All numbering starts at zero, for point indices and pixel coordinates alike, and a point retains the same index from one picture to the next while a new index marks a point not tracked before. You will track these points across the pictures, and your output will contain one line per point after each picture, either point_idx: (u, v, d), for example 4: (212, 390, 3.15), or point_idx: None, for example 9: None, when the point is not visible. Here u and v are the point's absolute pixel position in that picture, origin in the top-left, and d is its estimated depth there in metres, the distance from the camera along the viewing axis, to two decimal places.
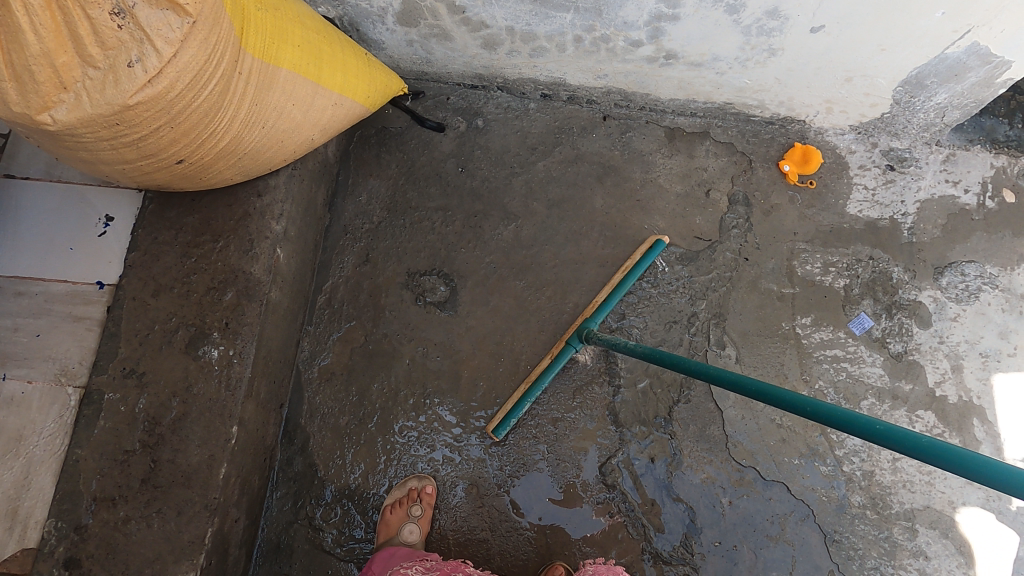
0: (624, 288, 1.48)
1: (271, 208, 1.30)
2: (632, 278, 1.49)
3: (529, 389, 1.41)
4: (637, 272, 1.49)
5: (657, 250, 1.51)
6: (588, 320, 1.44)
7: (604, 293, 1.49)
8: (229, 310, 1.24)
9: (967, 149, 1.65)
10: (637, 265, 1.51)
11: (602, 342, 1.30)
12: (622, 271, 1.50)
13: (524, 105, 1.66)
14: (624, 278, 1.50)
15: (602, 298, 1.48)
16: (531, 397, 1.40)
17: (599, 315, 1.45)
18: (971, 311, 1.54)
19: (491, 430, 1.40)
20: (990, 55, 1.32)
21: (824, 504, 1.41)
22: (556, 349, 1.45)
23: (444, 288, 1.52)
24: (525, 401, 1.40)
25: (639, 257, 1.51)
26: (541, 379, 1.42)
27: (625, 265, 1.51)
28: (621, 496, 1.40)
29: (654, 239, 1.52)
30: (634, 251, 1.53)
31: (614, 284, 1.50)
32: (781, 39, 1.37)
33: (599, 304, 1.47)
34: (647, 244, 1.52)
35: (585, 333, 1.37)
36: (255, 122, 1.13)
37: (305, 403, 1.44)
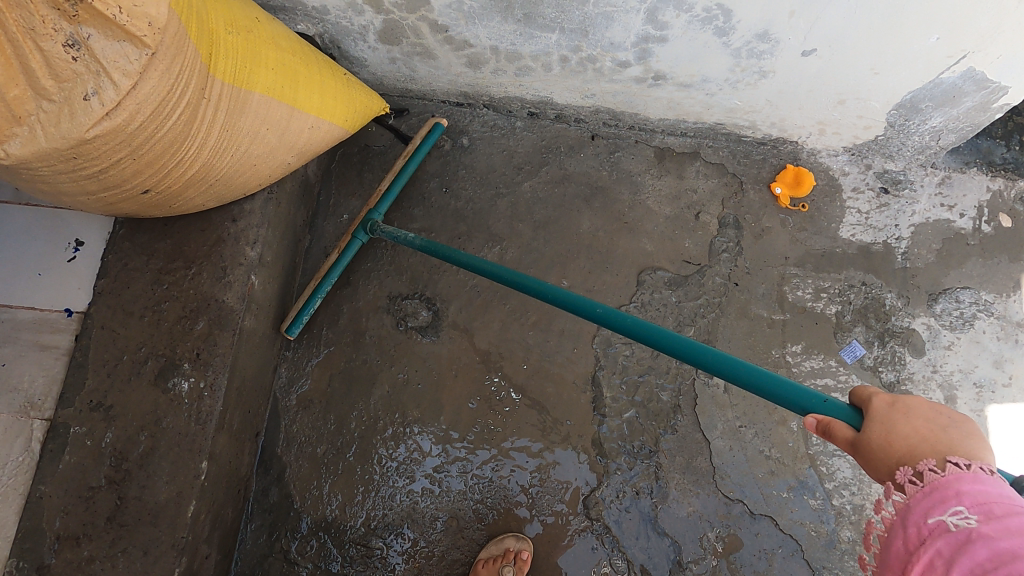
0: (406, 174, 1.47)
1: (245, 234, 1.26)
2: (412, 162, 1.48)
3: (319, 285, 1.40)
4: (417, 156, 1.48)
5: (435, 133, 1.50)
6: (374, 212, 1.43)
7: (387, 183, 1.48)
8: (200, 339, 1.20)
9: (963, 172, 1.61)
10: (417, 150, 1.50)
11: (390, 234, 1.32)
12: (403, 158, 1.49)
13: (511, 124, 1.62)
14: (405, 165, 1.48)
15: (385, 186, 1.47)
16: (320, 293, 1.39)
17: (385, 205, 1.44)
18: (966, 339, 1.51)
19: (282, 330, 1.39)
20: (985, 79, 1.29)
21: (813, 539, 1.37)
22: (342, 243, 1.43)
23: (426, 312, 1.48)
24: (315, 298, 1.39)
25: (419, 142, 1.50)
26: (329, 273, 1.40)
27: (407, 151, 1.50)
28: (605, 529, 1.37)
29: (432, 121, 1.51)
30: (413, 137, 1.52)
31: (398, 171, 1.48)
32: (771, 61, 1.33)
33: (382, 194, 1.46)
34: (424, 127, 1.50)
35: (369, 224, 1.38)
36: (227, 147, 1.09)
37: (281, 431, 1.40)
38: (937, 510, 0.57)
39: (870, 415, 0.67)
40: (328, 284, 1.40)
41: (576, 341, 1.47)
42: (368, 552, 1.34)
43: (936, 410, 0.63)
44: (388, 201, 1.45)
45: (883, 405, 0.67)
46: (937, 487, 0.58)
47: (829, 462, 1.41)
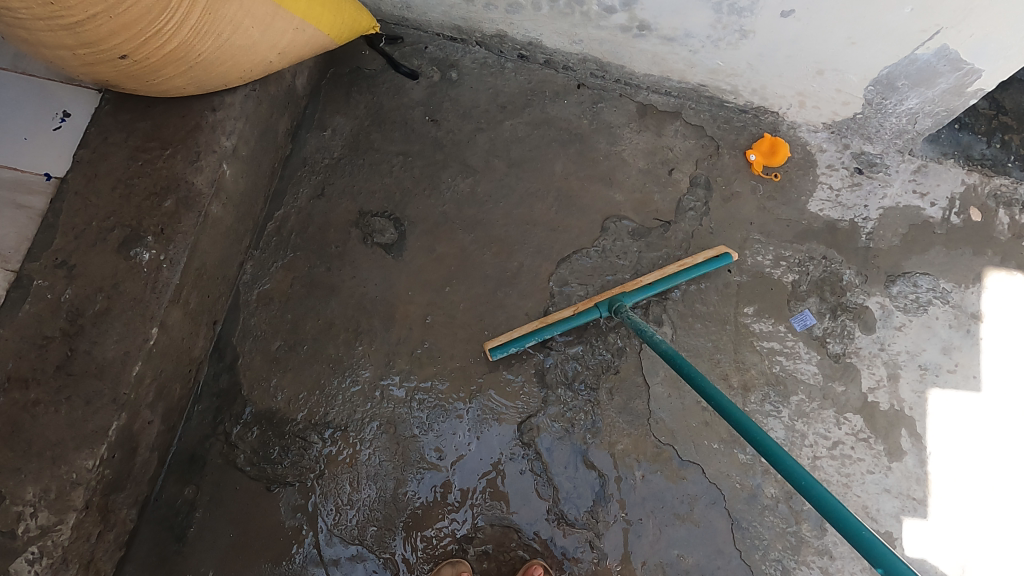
0: (673, 281, 1.46)
1: (223, 124, 1.32)
2: (684, 275, 1.47)
3: (540, 329, 1.42)
4: (694, 273, 1.47)
5: (721, 262, 1.48)
6: (626, 294, 1.44)
7: (651, 277, 1.47)
8: (166, 216, 1.26)
9: (939, 163, 1.62)
10: (695, 266, 1.49)
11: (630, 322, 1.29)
12: (678, 266, 1.48)
13: (501, 64, 1.66)
14: (677, 273, 1.47)
15: (648, 280, 1.47)
16: (536, 336, 1.42)
17: (639, 296, 1.44)
18: (917, 323, 1.53)
19: (487, 349, 1.42)
20: (959, 60, 1.30)
21: (736, 491, 1.40)
22: (581, 306, 1.44)
23: (393, 231, 1.53)
24: (530, 338, 1.42)
25: (700, 262, 1.49)
26: (556, 326, 1.42)
27: (683, 261, 1.49)
28: (536, 456, 1.41)
29: (722, 250, 1.49)
30: (698, 253, 1.50)
31: (666, 273, 1.47)
32: (752, 20, 1.36)
33: (642, 285, 1.46)
34: (714, 252, 1.49)
35: (617, 303, 1.37)
36: (208, 32, 1.14)
37: (239, 323, 1.46)
38: None
39: None
40: (546, 333, 1.42)
41: (533, 276, 1.52)
42: (304, 445, 1.39)
43: None
44: (645, 293, 1.44)
45: None
46: None
47: (763, 420, 1.45)
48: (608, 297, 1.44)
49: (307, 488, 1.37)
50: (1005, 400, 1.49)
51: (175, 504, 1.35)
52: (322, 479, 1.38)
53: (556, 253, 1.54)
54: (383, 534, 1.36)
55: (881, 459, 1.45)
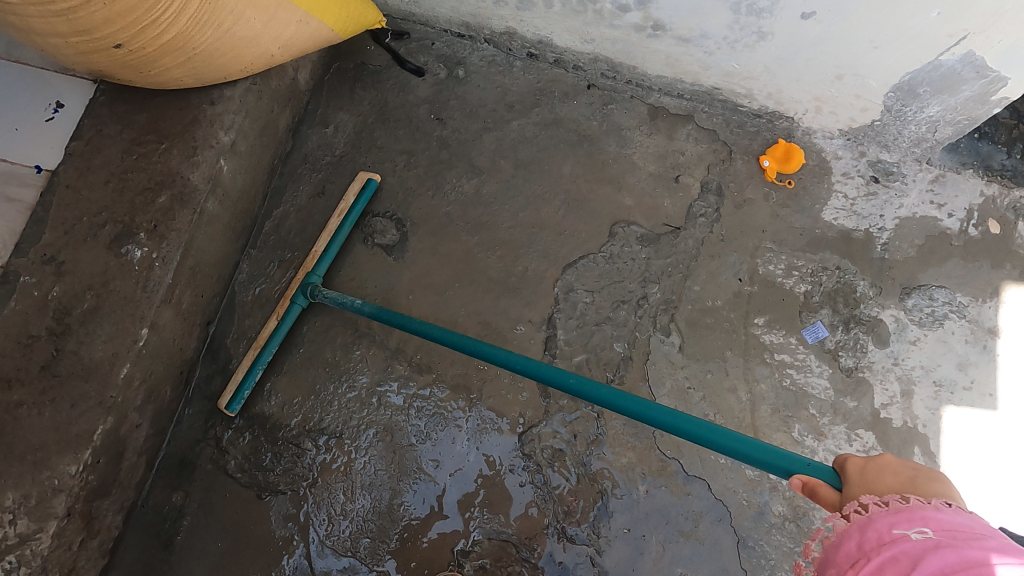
0: (342, 234, 1.42)
1: (221, 118, 1.27)
2: (348, 222, 1.43)
3: (258, 355, 1.34)
4: (353, 216, 1.44)
5: (369, 190, 1.46)
6: (311, 273, 1.38)
7: (322, 243, 1.42)
8: (160, 212, 1.22)
9: (958, 173, 1.58)
10: (352, 208, 1.45)
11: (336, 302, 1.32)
12: (337, 216, 1.43)
13: (509, 62, 1.61)
14: (341, 224, 1.43)
15: (320, 248, 1.41)
16: (260, 363, 1.34)
17: (322, 267, 1.39)
18: (932, 337, 1.49)
19: (223, 407, 1.33)
20: (985, 67, 1.26)
21: (743, 508, 1.36)
22: (280, 310, 1.38)
23: (394, 232, 1.49)
24: (255, 370, 1.33)
25: (353, 200, 1.45)
26: (273, 344, 1.35)
27: (340, 208, 1.44)
28: (537, 467, 1.37)
29: (365, 177, 1.46)
30: (346, 192, 1.46)
31: (331, 230, 1.43)
32: (771, 22, 1.31)
33: (319, 255, 1.40)
34: (359, 184, 1.45)
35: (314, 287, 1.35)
36: (209, 21, 1.10)
37: (233, 324, 1.42)
38: (906, 526, 0.67)
39: (851, 479, 0.83)
40: (269, 353, 1.34)
41: (538, 281, 1.47)
42: (297, 452, 1.36)
43: (908, 465, 0.78)
44: (326, 261, 1.40)
45: (858, 470, 0.84)
46: (910, 510, 0.69)
47: (772, 435, 1.41)
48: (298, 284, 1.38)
49: (299, 496, 1.34)
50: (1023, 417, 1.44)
51: (162, 510, 1.31)
52: (314, 488, 1.34)
53: (563, 258, 1.49)
54: (376, 546, 1.32)
55: None
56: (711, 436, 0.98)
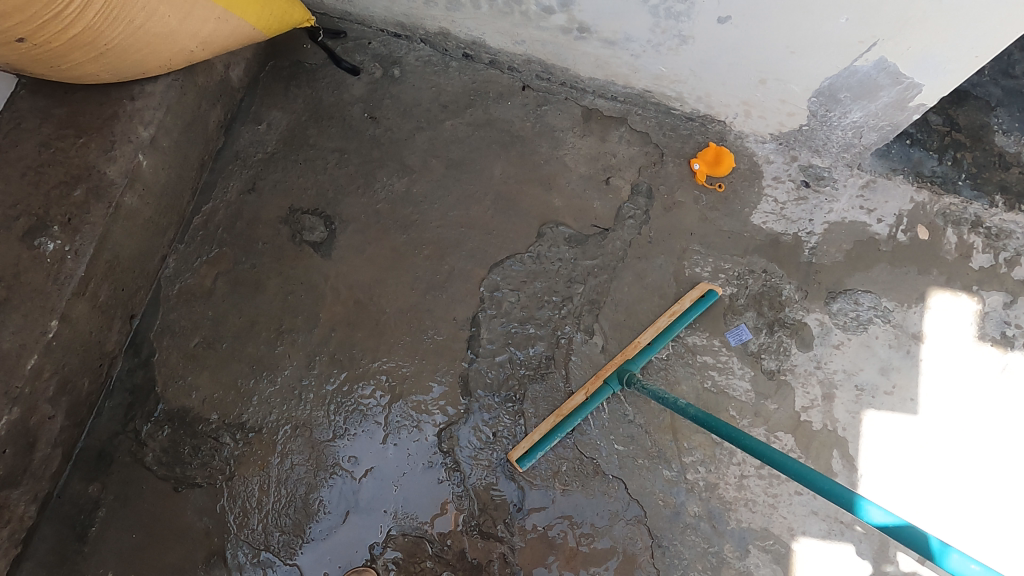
0: (670, 334, 1.42)
1: (141, 114, 1.29)
2: (679, 325, 1.43)
3: (559, 424, 1.36)
4: (684, 320, 1.43)
5: (708, 300, 1.45)
6: (629, 361, 1.38)
7: (649, 336, 1.43)
8: (75, 206, 1.23)
9: (888, 178, 1.57)
10: (685, 312, 1.45)
11: (651, 393, 1.27)
12: (670, 316, 1.44)
13: (445, 62, 1.63)
14: (671, 324, 1.43)
15: (645, 341, 1.42)
16: (559, 433, 1.34)
17: (641, 359, 1.39)
18: (856, 342, 1.49)
19: (514, 460, 1.35)
20: (899, 73, 1.26)
21: (659, 508, 1.37)
22: (591, 388, 1.38)
23: (323, 229, 1.50)
24: (553, 436, 1.34)
25: (689, 306, 1.45)
26: (572, 417, 1.35)
27: (673, 309, 1.45)
28: (454, 464, 1.38)
29: (706, 288, 1.46)
30: (682, 296, 1.47)
31: (660, 328, 1.44)
32: (690, 26, 1.32)
33: (641, 347, 1.41)
34: (699, 292, 1.46)
35: (628, 374, 1.33)
36: (117, 18, 1.11)
37: (158, 318, 1.43)
38: None
39: None
40: (569, 426, 1.35)
41: (464, 280, 1.48)
42: (216, 446, 1.37)
43: None
44: (647, 356, 1.40)
45: None
46: None
47: (689, 436, 1.40)
48: (615, 368, 1.39)
49: (216, 491, 1.35)
50: (940, 427, 1.43)
51: (78, 502, 1.33)
52: (231, 482, 1.36)
53: (490, 258, 1.50)
54: (290, 540, 1.34)
55: None
56: (779, 459, 0.96)
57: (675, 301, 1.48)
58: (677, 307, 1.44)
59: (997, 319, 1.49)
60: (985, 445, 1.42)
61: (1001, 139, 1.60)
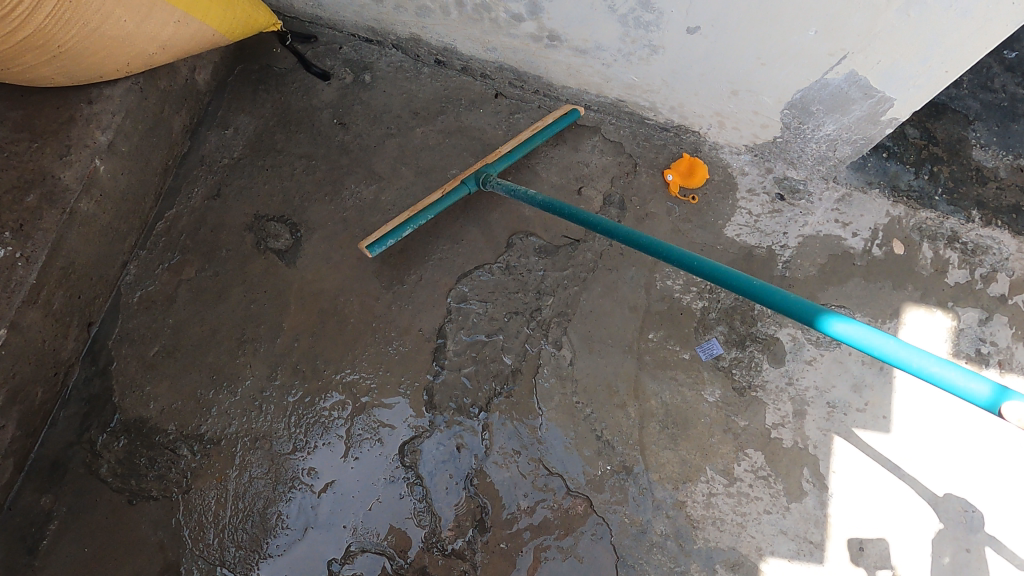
0: (529, 145, 1.48)
1: (98, 118, 1.28)
2: (539, 138, 1.48)
3: (412, 217, 1.41)
4: (546, 134, 1.49)
5: (570, 118, 1.51)
6: (488, 166, 1.44)
7: (509, 147, 1.49)
8: (28, 211, 1.22)
9: (864, 192, 1.54)
10: (547, 129, 1.50)
11: (504, 188, 1.34)
12: (532, 131, 1.49)
13: (417, 68, 1.61)
14: (532, 137, 1.49)
15: (506, 150, 1.47)
16: (412, 224, 1.40)
17: (501, 164, 1.45)
18: (829, 357, 1.43)
19: (365, 247, 1.38)
20: (869, 86, 1.24)
21: (625, 526, 1.34)
22: (447, 187, 1.43)
23: (288, 237, 1.47)
24: (407, 226, 1.40)
25: (552, 123, 1.50)
26: (428, 210, 1.41)
27: (536, 126, 1.51)
28: (417, 479, 1.35)
29: (569, 108, 1.51)
30: (546, 117, 1.52)
31: (521, 140, 1.49)
32: (659, 35, 1.30)
33: (502, 154, 1.47)
34: (561, 112, 1.50)
35: (484, 175, 1.39)
36: (69, 21, 1.09)
37: (117, 326, 1.40)
38: None
39: None
40: (422, 219, 1.40)
41: (431, 290, 1.46)
42: (173, 458, 1.34)
43: None
44: (505, 163, 1.45)
45: None
46: None
47: (658, 452, 1.38)
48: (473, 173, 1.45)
49: (171, 504, 1.32)
50: (917, 442, 1.37)
51: (31, 513, 1.30)
52: (188, 494, 1.33)
53: (457, 268, 1.48)
54: (247, 555, 1.31)
55: (780, 499, 1.35)
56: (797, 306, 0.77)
57: (539, 120, 1.53)
58: (538, 123, 1.50)
59: (971, 335, 1.44)
60: (964, 463, 1.36)
61: (978, 153, 1.58)
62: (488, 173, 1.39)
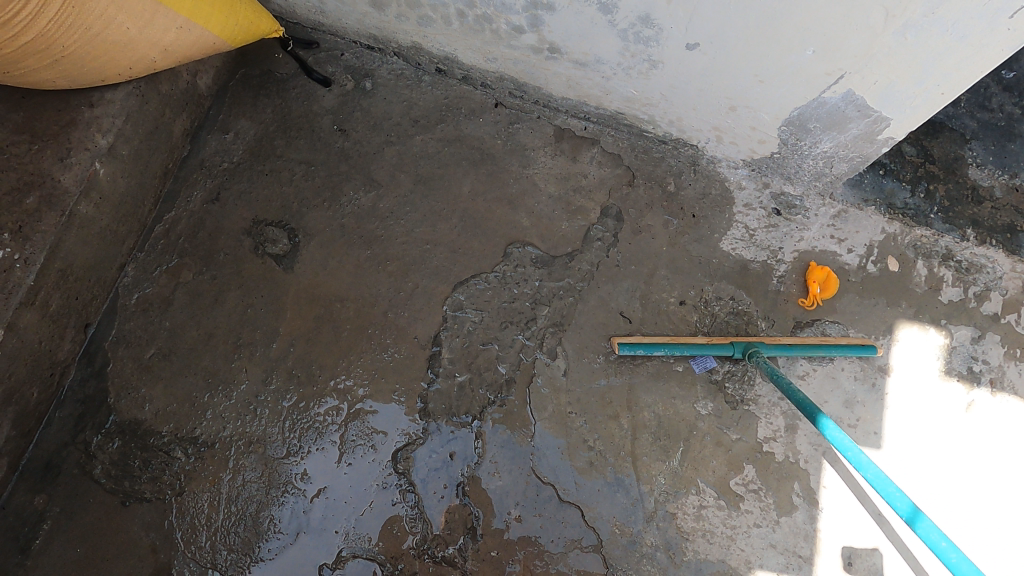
0: (811, 349, 1.41)
1: (99, 121, 1.30)
2: (825, 350, 1.41)
3: (673, 343, 1.40)
4: (832, 351, 1.41)
5: (861, 353, 1.41)
6: (763, 344, 1.41)
7: (790, 341, 1.43)
8: (27, 213, 1.24)
9: (860, 209, 1.55)
10: (834, 347, 1.42)
11: (768, 368, 1.30)
12: (821, 341, 1.43)
13: (417, 76, 1.62)
14: (819, 347, 1.42)
15: (786, 342, 1.43)
16: (666, 349, 1.40)
17: (774, 350, 1.40)
18: (822, 372, 1.45)
19: (618, 341, 1.40)
20: (867, 106, 1.25)
21: (615, 536, 1.35)
22: (715, 339, 1.42)
23: (286, 242, 1.48)
24: (661, 348, 1.40)
25: (842, 345, 1.42)
26: (687, 347, 1.40)
27: (828, 339, 1.44)
28: (410, 486, 1.36)
29: (868, 342, 1.43)
30: (842, 338, 1.45)
31: (806, 343, 1.43)
32: (659, 51, 1.31)
33: (779, 343, 1.42)
34: (858, 342, 1.43)
35: (756, 349, 1.36)
36: (72, 26, 1.09)
37: (113, 327, 1.41)
38: None
39: None
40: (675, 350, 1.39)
41: (427, 297, 1.46)
42: (167, 460, 1.35)
43: None
44: (779, 352, 1.40)
45: None
46: None
47: (650, 464, 1.38)
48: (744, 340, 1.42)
49: (165, 506, 1.33)
50: (907, 460, 1.39)
51: (23, 513, 1.30)
52: (181, 497, 1.33)
53: (454, 276, 1.48)
54: (238, 558, 1.31)
55: (770, 513, 1.36)
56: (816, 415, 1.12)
57: (833, 336, 1.46)
58: (832, 339, 1.43)
59: (964, 354, 1.45)
60: (949, 479, 1.38)
61: (974, 172, 1.58)
62: (759, 350, 1.36)
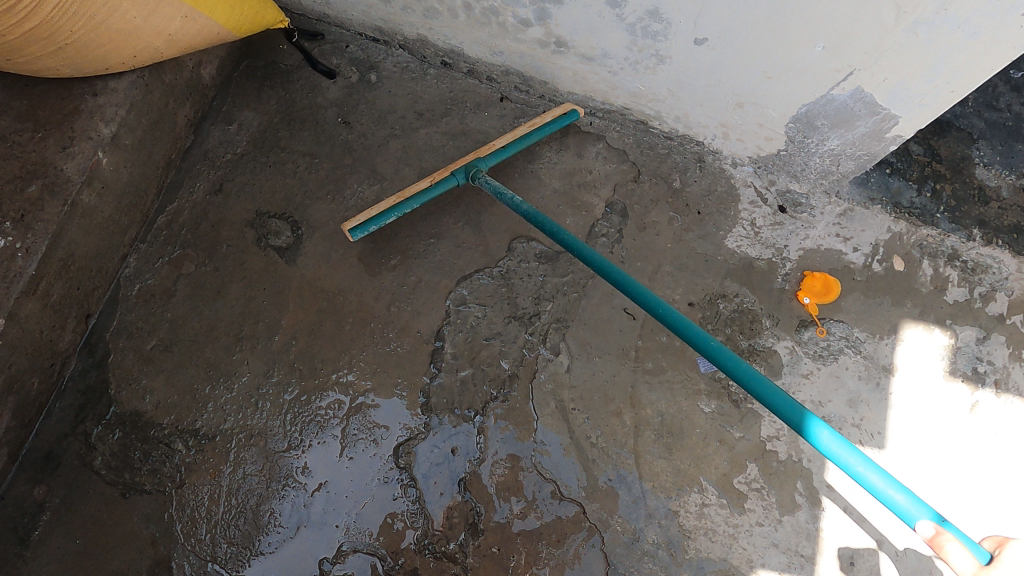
0: (523, 142, 1.48)
1: (102, 111, 1.29)
2: (536, 134, 1.49)
3: (399, 204, 1.42)
4: (542, 132, 1.49)
5: (567, 119, 1.51)
6: (481, 160, 1.44)
7: (503, 141, 1.48)
8: (30, 202, 1.23)
9: (866, 208, 1.54)
10: (544, 126, 1.50)
11: (493, 189, 1.35)
12: (528, 127, 1.49)
13: (423, 69, 1.62)
14: (529, 133, 1.49)
15: (500, 145, 1.47)
16: (396, 212, 1.40)
17: (493, 159, 1.46)
18: (826, 371, 1.44)
19: (348, 231, 1.39)
20: (875, 104, 1.24)
21: (617, 534, 1.34)
22: (438, 177, 1.45)
23: (289, 235, 1.47)
24: (390, 214, 1.40)
25: (549, 121, 1.50)
26: (414, 200, 1.42)
27: (534, 122, 1.50)
28: (411, 481, 1.35)
29: (570, 108, 1.52)
30: (547, 113, 1.52)
31: (517, 136, 1.49)
32: (666, 45, 1.30)
33: (494, 150, 1.47)
34: (559, 110, 1.51)
35: (474, 171, 1.40)
36: (76, 13, 1.08)
37: (115, 318, 1.40)
38: None
39: None
40: (407, 207, 1.41)
41: (430, 291, 1.46)
42: (167, 452, 1.34)
43: None
44: (498, 157, 1.46)
45: None
46: None
47: (652, 461, 1.37)
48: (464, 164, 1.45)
49: (164, 498, 1.32)
50: (912, 461, 1.38)
51: (23, 504, 1.30)
52: (181, 490, 1.32)
53: (458, 271, 1.48)
54: (238, 552, 1.30)
55: (773, 512, 1.35)
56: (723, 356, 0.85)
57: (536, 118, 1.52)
58: (536, 120, 1.50)
59: (969, 354, 1.44)
60: (956, 482, 1.36)
61: (981, 172, 1.57)
62: (478, 169, 1.40)
